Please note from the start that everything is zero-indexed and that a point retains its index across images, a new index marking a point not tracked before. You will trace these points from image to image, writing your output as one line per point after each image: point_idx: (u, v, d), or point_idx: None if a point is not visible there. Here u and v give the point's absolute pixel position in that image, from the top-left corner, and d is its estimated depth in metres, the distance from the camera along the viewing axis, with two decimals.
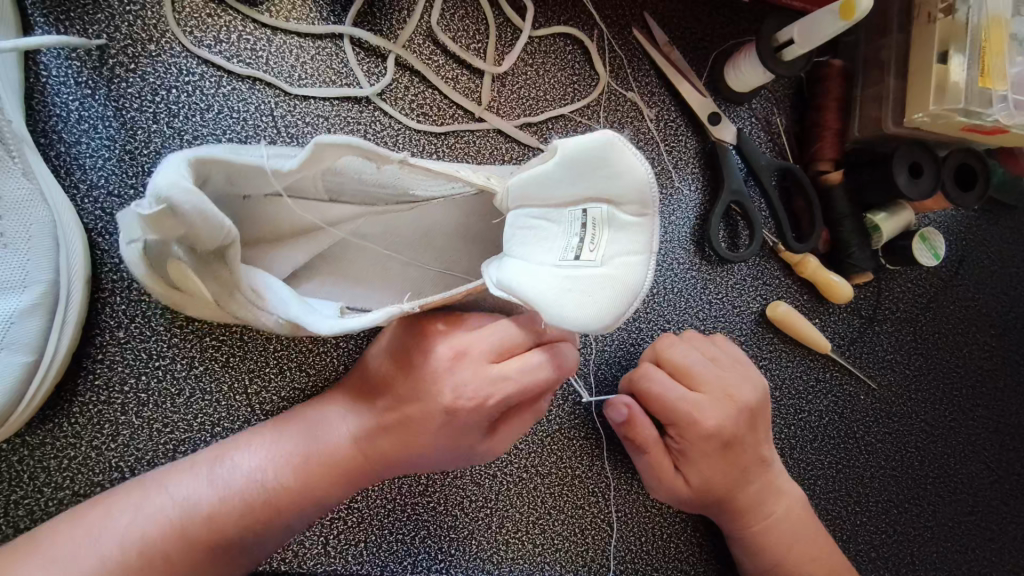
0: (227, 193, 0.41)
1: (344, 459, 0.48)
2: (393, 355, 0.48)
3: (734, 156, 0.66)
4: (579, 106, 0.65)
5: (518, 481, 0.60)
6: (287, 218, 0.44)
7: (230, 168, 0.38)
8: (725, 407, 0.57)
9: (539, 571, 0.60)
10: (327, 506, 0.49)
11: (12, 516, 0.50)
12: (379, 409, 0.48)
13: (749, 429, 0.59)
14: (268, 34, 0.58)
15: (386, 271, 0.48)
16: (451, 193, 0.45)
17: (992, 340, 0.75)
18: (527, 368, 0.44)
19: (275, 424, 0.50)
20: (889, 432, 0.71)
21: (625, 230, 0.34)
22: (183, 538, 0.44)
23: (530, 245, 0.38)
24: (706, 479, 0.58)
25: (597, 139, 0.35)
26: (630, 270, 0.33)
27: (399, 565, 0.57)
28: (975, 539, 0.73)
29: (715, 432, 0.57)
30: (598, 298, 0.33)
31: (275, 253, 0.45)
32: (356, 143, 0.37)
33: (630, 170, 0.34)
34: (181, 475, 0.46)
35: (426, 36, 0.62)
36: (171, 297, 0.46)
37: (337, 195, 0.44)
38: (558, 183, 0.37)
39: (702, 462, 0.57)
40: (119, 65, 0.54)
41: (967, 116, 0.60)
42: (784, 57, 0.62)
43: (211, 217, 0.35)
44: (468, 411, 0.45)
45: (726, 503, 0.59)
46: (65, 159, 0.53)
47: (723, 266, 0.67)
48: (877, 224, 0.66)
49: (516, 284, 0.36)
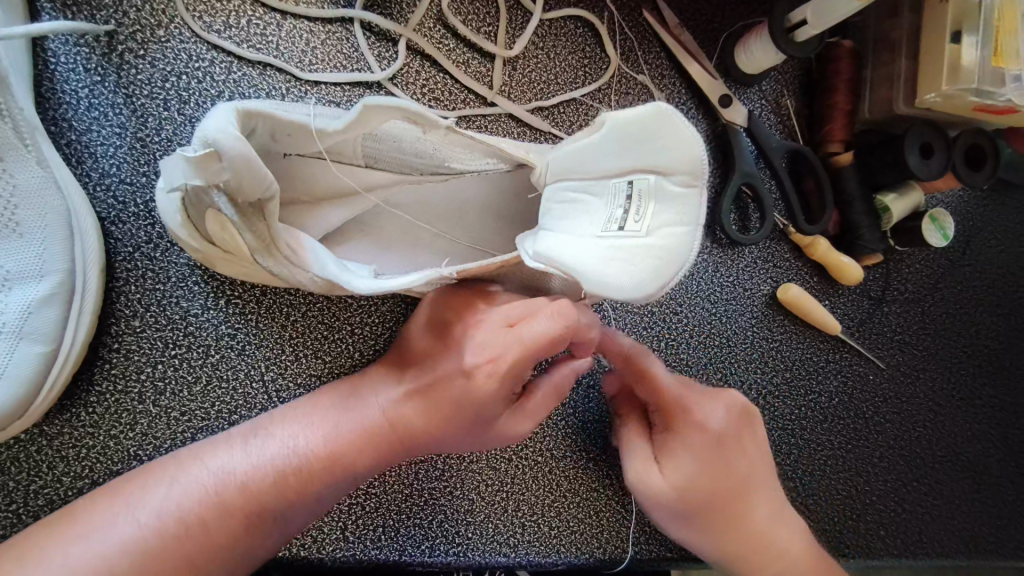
0: (265, 147, 0.42)
1: (378, 429, 0.47)
2: (432, 326, 0.49)
3: (744, 139, 0.66)
4: (590, 89, 0.65)
5: (533, 465, 0.61)
6: (324, 178, 0.46)
7: (274, 125, 0.40)
8: (701, 403, 0.54)
9: (555, 553, 0.60)
10: (359, 480, 0.48)
11: (33, 505, 0.50)
12: (408, 376, 0.49)
13: (711, 451, 0.53)
14: (277, 18, 0.57)
15: (415, 240, 0.49)
16: (483, 169, 0.46)
17: (999, 320, 0.76)
18: (533, 336, 0.42)
19: (308, 399, 0.50)
20: (898, 412, 0.72)
21: (670, 202, 0.34)
22: (219, 509, 0.43)
23: (572, 218, 0.39)
24: (692, 477, 0.53)
25: (649, 111, 0.34)
26: (677, 240, 0.33)
27: (417, 549, 0.58)
28: (981, 515, 0.74)
29: (703, 423, 0.54)
30: (639, 266, 0.33)
31: (311, 214, 0.47)
32: (403, 104, 0.38)
33: (680, 140, 0.33)
34: (215, 450, 0.46)
35: (436, 19, 0.61)
36: (204, 253, 0.48)
37: (373, 161, 0.45)
38: (604, 155, 0.37)
39: (690, 456, 0.53)
40: (128, 50, 0.54)
41: (979, 95, 0.61)
42: (797, 38, 0.62)
43: (255, 166, 0.36)
44: (486, 375, 0.45)
45: (713, 511, 0.54)
46: (76, 147, 0.53)
47: (733, 249, 0.67)
48: (886, 206, 0.67)
49: (557, 254, 0.37)
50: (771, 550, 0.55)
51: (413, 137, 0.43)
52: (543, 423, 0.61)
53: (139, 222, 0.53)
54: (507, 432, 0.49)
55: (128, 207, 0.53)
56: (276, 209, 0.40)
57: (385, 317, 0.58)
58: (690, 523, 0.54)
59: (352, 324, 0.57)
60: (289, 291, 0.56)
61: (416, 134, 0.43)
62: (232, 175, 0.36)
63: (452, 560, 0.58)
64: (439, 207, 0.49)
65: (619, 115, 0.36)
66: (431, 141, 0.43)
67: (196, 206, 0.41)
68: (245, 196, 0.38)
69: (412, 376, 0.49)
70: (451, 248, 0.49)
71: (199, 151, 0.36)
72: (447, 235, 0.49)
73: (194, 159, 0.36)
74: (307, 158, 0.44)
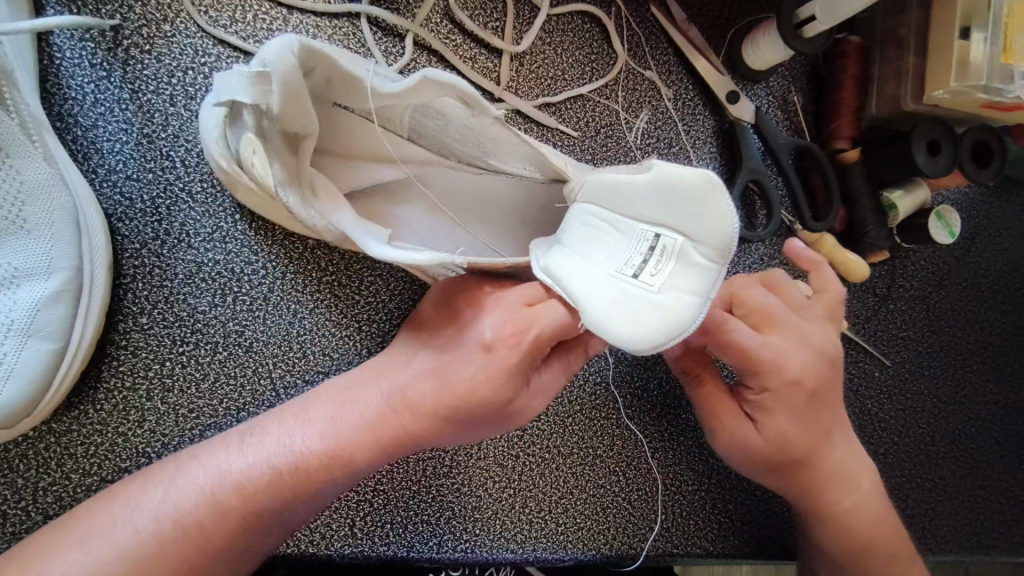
0: (322, 92, 0.41)
1: (379, 425, 0.46)
2: (446, 308, 0.49)
3: (751, 135, 0.66)
4: (597, 85, 0.64)
5: (541, 462, 0.61)
6: (363, 141, 0.46)
7: (335, 69, 0.39)
8: (801, 355, 0.50)
9: (562, 549, 0.60)
10: (359, 477, 0.47)
11: (41, 503, 0.50)
12: (418, 359, 0.48)
13: (803, 406, 0.51)
14: (284, 13, 0.57)
15: (437, 220, 0.49)
16: (520, 172, 0.46)
17: (1003, 317, 0.76)
18: (555, 319, 0.42)
19: (306, 398, 0.49)
20: (902, 409, 0.72)
21: (691, 268, 0.34)
22: (214, 512, 0.43)
23: (592, 245, 0.38)
24: (785, 433, 0.51)
25: (694, 177, 0.34)
26: (684, 308, 0.34)
27: (425, 545, 0.58)
28: (985, 511, 0.74)
29: (799, 380, 0.50)
30: (645, 322, 0.34)
31: (341, 169, 0.47)
32: (460, 86, 0.38)
33: (717, 216, 0.34)
34: (213, 451, 0.46)
35: (444, 15, 0.61)
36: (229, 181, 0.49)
37: (416, 134, 0.46)
38: (637, 200, 0.37)
39: (784, 412, 0.51)
40: (134, 46, 0.53)
41: (988, 92, 0.61)
42: (805, 34, 0.62)
43: (300, 98, 0.38)
44: (506, 348, 0.43)
45: (808, 464, 0.53)
46: (82, 143, 0.53)
47: (740, 245, 0.67)
48: (893, 202, 0.66)
49: (569, 276, 0.37)
50: (846, 485, 0.55)
51: (462, 122, 0.43)
52: (551, 420, 0.61)
53: (146, 219, 0.53)
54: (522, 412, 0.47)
55: (135, 204, 0.53)
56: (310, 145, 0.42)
57: (393, 315, 0.58)
58: (776, 474, 0.54)
59: (359, 321, 0.57)
60: (296, 288, 0.56)
61: (466, 121, 0.43)
62: (280, 100, 0.37)
63: (460, 556, 0.58)
64: (464, 200, 0.49)
65: (664, 169, 0.35)
66: (476, 129, 0.43)
67: (236, 121, 0.43)
68: (286, 123, 0.40)
69: (424, 356, 0.48)
70: (470, 239, 0.49)
71: (254, 69, 0.37)
72: (467, 225, 0.49)
73: (252, 75, 0.37)
74: (354, 115, 0.44)
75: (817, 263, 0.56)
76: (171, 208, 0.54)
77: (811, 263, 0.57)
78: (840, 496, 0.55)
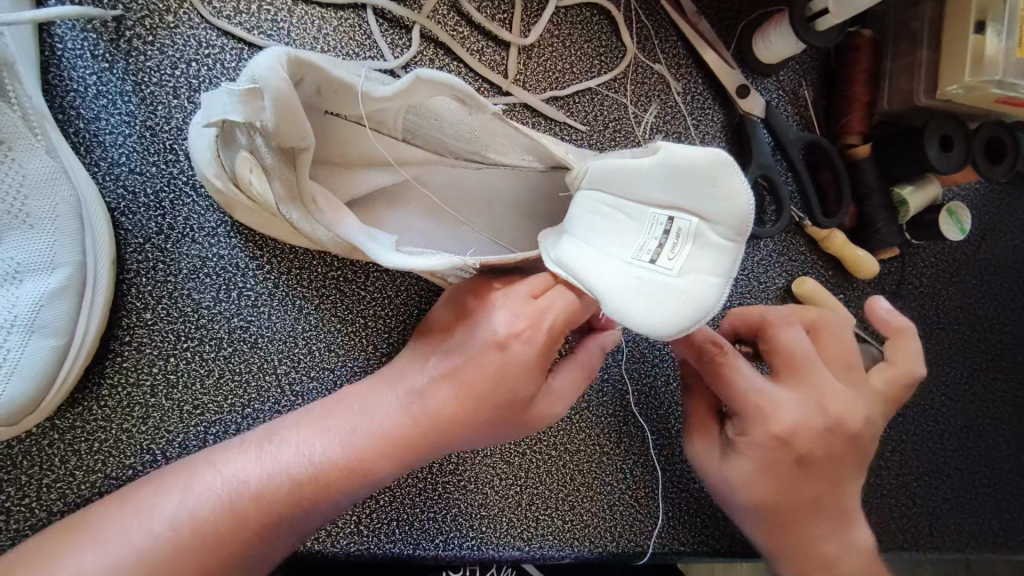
0: (314, 100, 0.41)
1: (398, 431, 0.45)
2: (455, 304, 0.48)
3: (761, 130, 0.65)
4: (605, 79, 0.63)
5: (547, 459, 0.60)
6: (358, 146, 0.45)
7: (322, 77, 0.38)
8: (792, 419, 0.48)
9: (568, 547, 0.60)
10: (375, 486, 0.46)
11: (46, 500, 0.49)
12: (432, 361, 0.47)
13: (785, 466, 0.48)
14: (289, 4, 0.56)
15: (441, 220, 0.48)
16: (519, 163, 0.46)
17: (1012, 314, 0.76)
18: (564, 304, 0.43)
19: (323, 405, 0.48)
20: (911, 407, 0.71)
21: (708, 248, 0.34)
22: (231, 519, 0.42)
23: (600, 231, 0.37)
24: (750, 480, 0.49)
25: (704, 157, 0.34)
26: (704, 287, 0.34)
27: (431, 543, 0.57)
28: (990, 509, 0.74)
29: (786, 438, 0.47)
30: (669, 308, 0.34)
31: (341, 176, 0.46)
32: (454, 83, 0.38)
33: (732, 192, 0.34)
34: (228, 456, 0.45)
35: (450, 6, 0.60)
36: (228, 198, 0.47)
37: (410, 135, 0.45)
38: (647, 181, 0.36)
39: (758, 462, 0.48)
40: (137, 36, 0.53)
41: (1002, 87, 0.60)
42: (818, 27, 0.60)
43: (295, 118, 0.36)
44: (523, 343, 0.43)
45: (777, 517, 0.51)
46: (85, 135, 0.52)
47: (748, 241, 0.66)
48: (904, 198, 0.65)
49: (581, 265, 0.37)
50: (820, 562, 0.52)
51: (458, 120, 0.43)
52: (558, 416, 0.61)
53: (149, 213, 0.52)
54: (537, 416, 0.47)
55: (137, 198, 0.52)
56: (308, 160, 0.40)
57: (399, 310, 0.57)
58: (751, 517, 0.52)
59: (365, 316, 0.57)
60: (302, 283, 0.55)
61: (463, 117, 0.43)
62: (272, 117, 0.36)
63: (466, 553, 0.58)
64: (467, 195, 0.48)
65: (672, 150, 0.35)
66: (471, 123, 0.43)
67: (231, 143, 0.42)
68: (279, 139, 0.38)
69: (435, 361, 0.47)
70: (475, 238, 0.48)
71: (245, 86, 0.36)
72: (472, 222, 0.48)
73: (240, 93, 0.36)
74: (344, 122, 0.43)
75: (904, 330, 0.59)
76: (175, 201, 0.53)
77: (894, 328, 0.59)
78: (812, 562, 0.52)
